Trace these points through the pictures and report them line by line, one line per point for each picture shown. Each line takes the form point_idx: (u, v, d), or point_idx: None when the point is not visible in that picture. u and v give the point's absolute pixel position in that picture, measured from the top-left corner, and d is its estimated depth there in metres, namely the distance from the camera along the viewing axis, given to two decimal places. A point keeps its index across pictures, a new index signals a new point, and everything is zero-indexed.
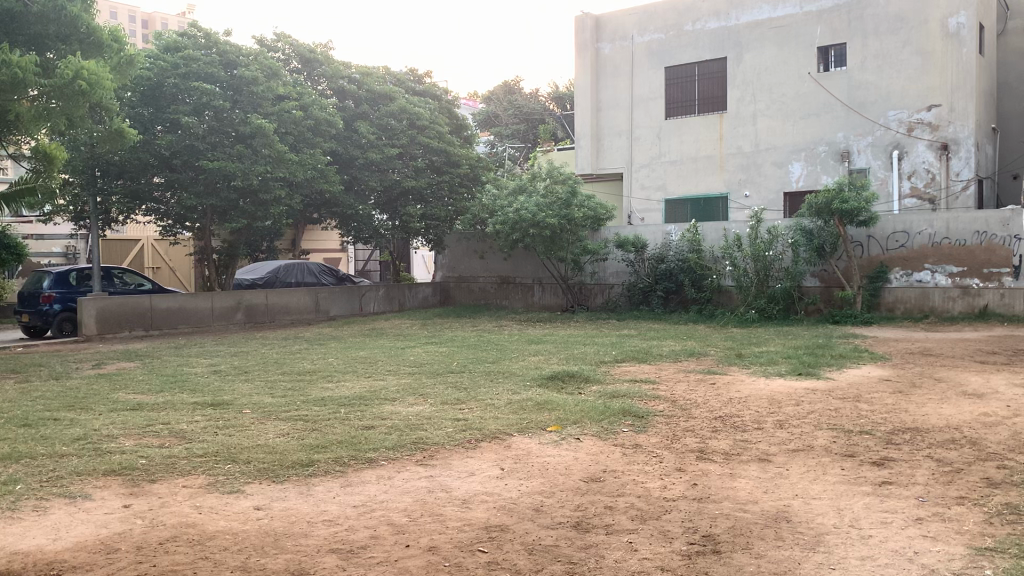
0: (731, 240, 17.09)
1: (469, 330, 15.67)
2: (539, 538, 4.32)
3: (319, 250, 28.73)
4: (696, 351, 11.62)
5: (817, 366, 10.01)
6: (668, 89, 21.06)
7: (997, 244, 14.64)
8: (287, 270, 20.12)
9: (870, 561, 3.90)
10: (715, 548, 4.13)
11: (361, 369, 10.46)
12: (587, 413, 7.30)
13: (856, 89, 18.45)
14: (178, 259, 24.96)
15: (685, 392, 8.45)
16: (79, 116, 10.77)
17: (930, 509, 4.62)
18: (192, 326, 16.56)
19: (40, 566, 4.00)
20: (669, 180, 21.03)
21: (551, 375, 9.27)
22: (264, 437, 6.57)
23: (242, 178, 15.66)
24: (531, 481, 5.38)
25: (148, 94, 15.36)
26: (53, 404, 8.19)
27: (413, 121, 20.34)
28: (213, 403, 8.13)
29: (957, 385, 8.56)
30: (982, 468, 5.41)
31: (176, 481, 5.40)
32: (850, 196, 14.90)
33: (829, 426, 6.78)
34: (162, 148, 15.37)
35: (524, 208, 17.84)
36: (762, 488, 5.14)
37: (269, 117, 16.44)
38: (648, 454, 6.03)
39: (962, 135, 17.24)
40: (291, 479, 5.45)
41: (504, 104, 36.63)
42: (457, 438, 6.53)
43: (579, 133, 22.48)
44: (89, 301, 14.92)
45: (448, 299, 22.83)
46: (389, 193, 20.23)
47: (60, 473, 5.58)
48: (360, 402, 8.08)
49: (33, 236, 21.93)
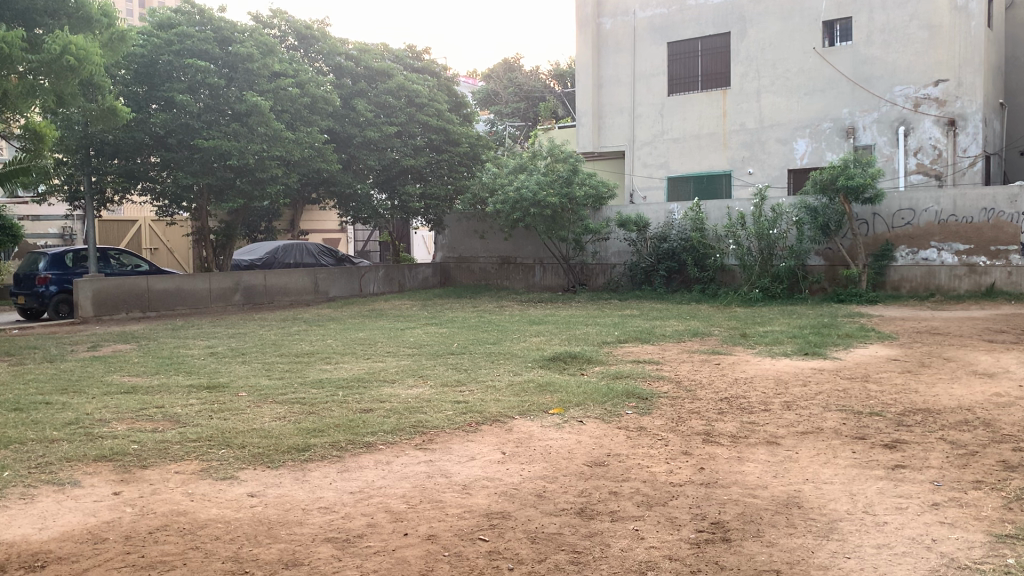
0: (735, 219, 16.89)
1: (469, 311, 15.46)
2: (543, 526, 4.18)
3: (319, 231, 28.50)
4: (699, 331, 11.47)
5: (823, 345, 9.84)
6: (670, 65, 20.74)
7: (1004, 222, 14.45)
8: (286, 252, 19.98)
9: (886, 550, 3.75)
10: (725, 536, 3.97)
11: (359, 351, 10.30)
12: (590, 395, 7.15)
13: (862, 64, 18.19)
14: (176, 240, 24.82)
15: (689, 373, 8.31)
16: (70, 92, 10.55)
17: (947, 494, 4.46)
18: (190, 307, 16.41)
19: (26, 556, 3.86)
20: (671, 157, 20.75)
21: (552, 356, 9.12)
22: (259, 421, 6.42)
23: (238, 157, 15.45)
24: (533, 466, 5.23)
25: (142, 72, 15.17)
26: (46, 387, 8.07)
27: (411, 98, 20.02)
28: (209, 386, 7.98)
29: (967, 364, 8.41)
30: (997, 451, 5.25)
31: (168, 467, 5.25)
32: (856, 172, 14.61)
33: (838, 407, 6.62)
34: (157, 126, 15.12)
35: (525, 186, 17.60)
36: (771, 472, 4.99)
37: (265, 94, 16.16)
38: (653, 437, 5.87)
39: (970, 111, 17.01)
40: (287, 465, 5.29)
41: (503, 82, 36.23)
42: (457, 420, 6.38)
43: (580, 111, 22.13)
44: (84, 282, 14.79)
45: (448, 280, 22.58)
46: (387, 172, 20.05)
47: (49, 459, 5.42)
48: (358, 384, 7.93)
49: (28, 218, 21.68)
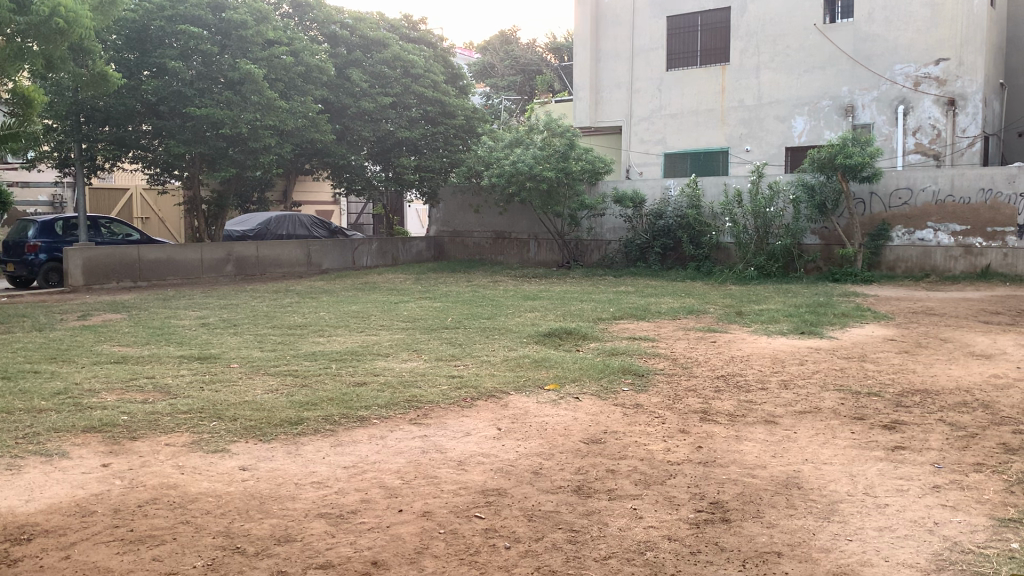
0: (732, 196, 16.77)
1: (464, 285, 15.34)
2: (540, 503, 4.11)
3: (312, 202, 28.32)
4: (695, 308, 11.43)
5: (819, 325, 9.78)
6: (669, 40, 20.51)
7: (1001, 203, 14.39)
8: (279, 223, 19.75)
9: (888, 532, 3.70)
10: (725, 516, 3.92)
11: (353, 324, 10.21)
12: (586, 371, 7.09)
13: (862, 42, 18.03)
14: (167, 209, 24.65)
15: (685, 350, 8.25)
16: (59, 54, 10.38)
17: (947, 476, 4.42)
18: (181, 278, 16.29)
19: (11, 529, 3.77)
20: (668, 133, 20.61)
21: (548, 331, 9.06)
22: (251, 393, 6.33)
23: (231, 126, 15.25)
24: (529, 442, 5.16)
25: (133, 37, 14.95)
26: (34, 355, 7.97)
27: (406, 69, 19.80)
28: (200, 357, 7.90)
29: (964, 346, 8.36)
30: (997, 433, 5.20)
31: (157, 440, 5.16)
32: (855, 151, 14.50)
33: (836, 387, 6.57)
34: (148, 93, 14.93)
35: (521, 160, 17.45)
36: (770, 452, 4.93)
37: (258, 63, 15.91)
38: (650, 414, 5.81)
39: (971, 90, 16.87)
40: (278, 438, 5.21)
41: (500, 55, 35.94)
42: (452, 395, 6.31)
43: (577, 85, 21.95)
44: (75, 251, 14.67)
45: (441, 253, 22.45)
46: (382, 143, 19.88)
47: (37, 429, 5.34)
48: (352, 357, 7.87)
49: (17, 184, 21.46)
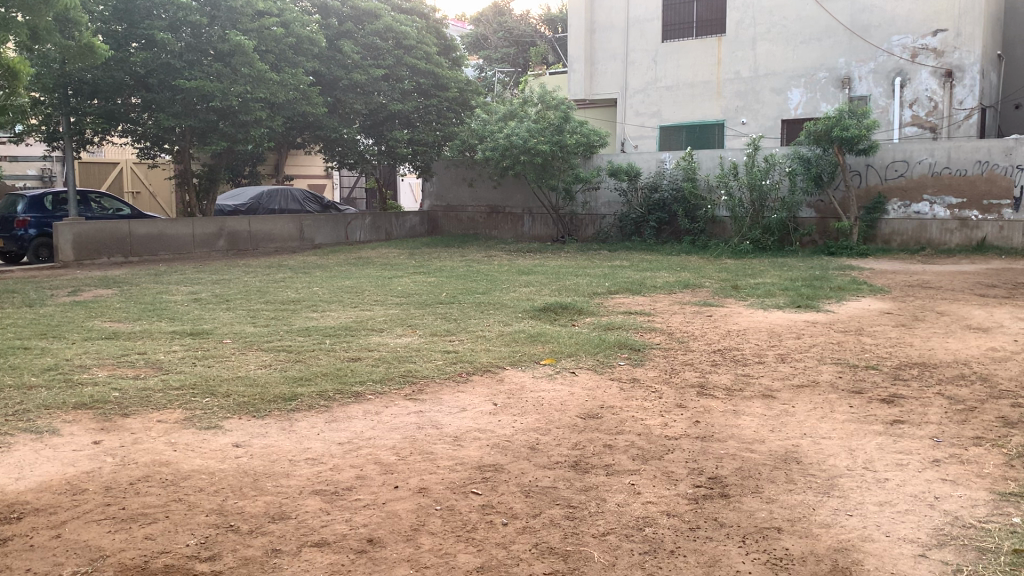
0: (727, 169, 16.62)
1: (458, 260, 15.26)
2: (536, 479, 4.07)
3: (304, 176, 28.16)
4: (691, 283, 11.36)
5: (816, 298, 9.74)
6: (665, 11, 20.27)
7: (998, 175, 14.31)
8: (271, 198, 19.58)
9: (889, 507, 3.66)
10: (724, 492, 3.88)
11: (346, 299, 10.12)
12: (582, 346, 7.03)
13: (860, 12, 17.84)
14: (158, 183, 24.50)
15: (681, 324, 8.22)
16: (45, 26, 10.24)
17: (947, 450, 4.39)
18: (173, 253, 16.18)
19: (2, 508, 3.71)
20: (664, 105, 20.46)
21: (543, 306, 8.99)
22: (245, 369, 6.28)
23: (221, 98, 15.03)
24: (526, 417, 5.11)
25: (121, 8, 14.68)
26: (26, 331, 7.88)
27: (399, 40, 19.55)
28: (192, 332, 7.82)
29: (961, 319, 8.32)
30: (996, 406, 5.18)
31: (150, 417, 5.09)
32: (851, 124, 14.36)
33: (833, 360, 6.56)
34: (137, 65, 14.71)
35: (515, 133, 17.31)
36: (768, 427, 4.89)
37: (249, 33, 15.65)
38: (647, 389, 5.77)
39: (968, 62, 16.71)
40: (272, 415, 5.15)
41: (492, 26, 35.55)
42: (447, 370, 6.27)
43: (572, 57, 21.77)
44: (64, 226, 14.50)
45: (436, 228, 22.32)
46: (374, 116, 19.71)
47: (27, 406, 5.26)
48: (346, 332, 7.78)
49: (6, 159, 21.24)
